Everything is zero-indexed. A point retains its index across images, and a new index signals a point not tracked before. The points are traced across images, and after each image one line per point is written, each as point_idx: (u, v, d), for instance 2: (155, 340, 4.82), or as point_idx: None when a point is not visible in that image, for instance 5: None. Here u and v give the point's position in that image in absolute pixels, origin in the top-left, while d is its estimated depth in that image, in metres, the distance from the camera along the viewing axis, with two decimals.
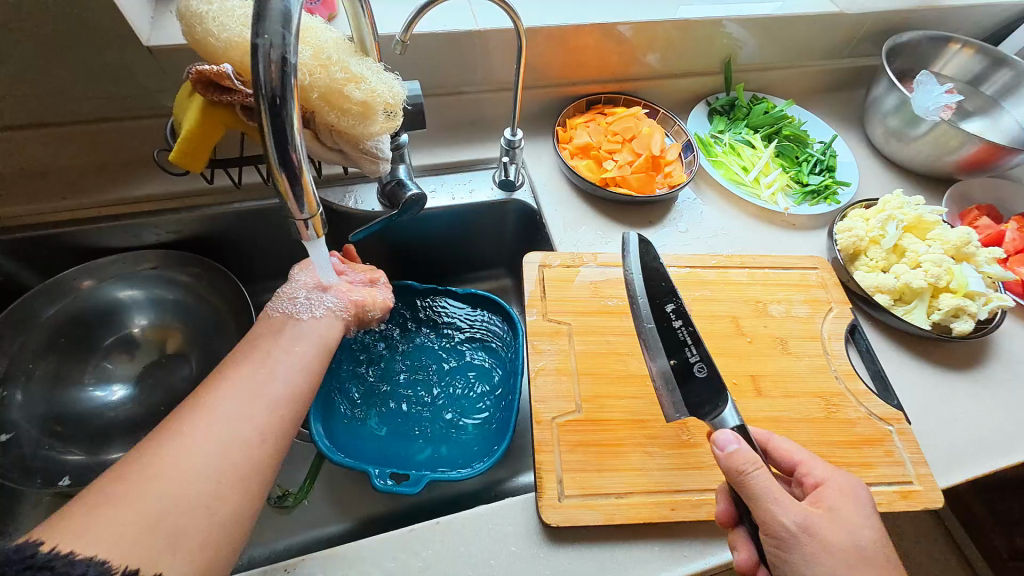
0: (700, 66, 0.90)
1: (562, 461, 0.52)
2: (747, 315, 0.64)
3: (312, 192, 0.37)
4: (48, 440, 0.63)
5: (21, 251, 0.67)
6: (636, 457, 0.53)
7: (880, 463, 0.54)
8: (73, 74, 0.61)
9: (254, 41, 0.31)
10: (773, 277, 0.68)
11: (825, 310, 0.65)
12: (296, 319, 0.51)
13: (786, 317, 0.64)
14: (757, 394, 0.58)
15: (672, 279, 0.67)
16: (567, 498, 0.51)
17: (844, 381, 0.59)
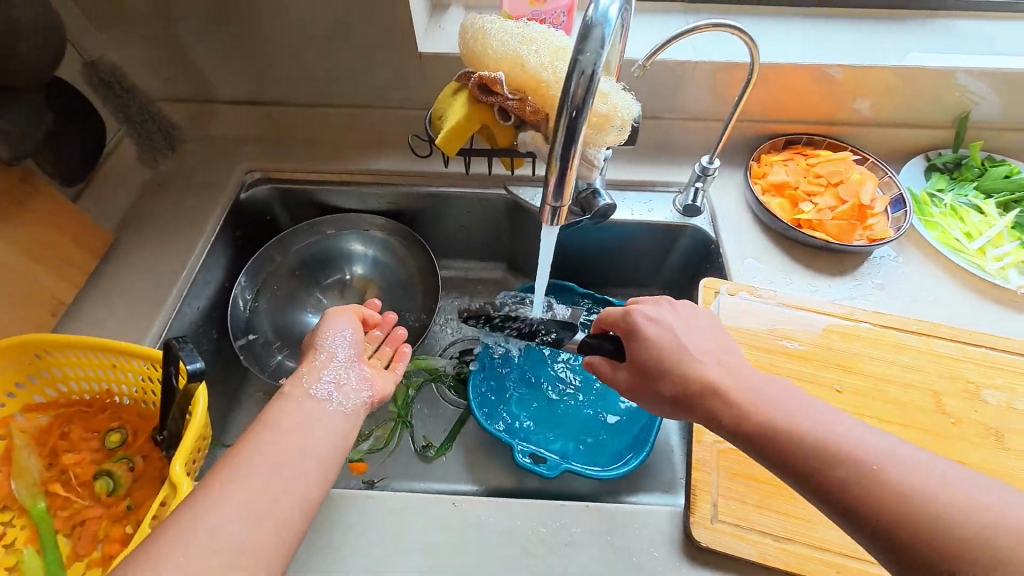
0: (924, 118, 0.83)
1: (719, 485, 0.52)
2: (953, 393, 0.58)
3: (570, 187, 0.44)
4: (277, 347, 0.80)
5: (288, 199, 0.85)
6: (803, 507, 0.51)
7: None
8: (363, 68, 0.77)
9: (574, 62, 0.38)
10: (995, 359, 0.60)
11: None
12: (328, 409, 0.50)
13: (1004, 407, 0.57)
14: None
15: (863, 336, 0.62)
16: (719, 522, 0.50)
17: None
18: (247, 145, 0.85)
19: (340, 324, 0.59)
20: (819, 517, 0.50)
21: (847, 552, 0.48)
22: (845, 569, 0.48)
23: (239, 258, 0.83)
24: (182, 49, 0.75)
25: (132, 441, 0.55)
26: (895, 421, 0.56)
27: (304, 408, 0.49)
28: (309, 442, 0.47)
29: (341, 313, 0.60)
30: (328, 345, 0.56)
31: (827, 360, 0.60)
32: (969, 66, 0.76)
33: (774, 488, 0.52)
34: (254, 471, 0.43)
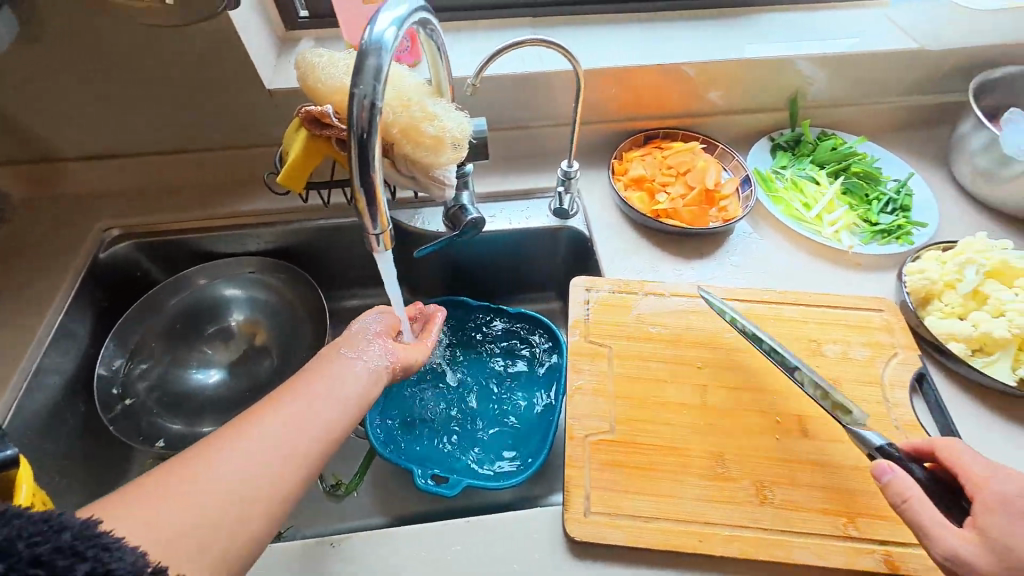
0: (763, 103, 0.90)
1: (591, 478, 0.53)
2: (798, 352, 0.63)
3: (385, 211, 0.44)
4: (158, 409, 0.76)
5: (155, 253, 0.81)
6: (668, 485, 0.53)
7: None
8: (213, 110, 0.75)
9: (352, 90, 0.39)
10: (833, 316, 0.66)
11: (889, 354, 0.62)
12: (358, 371, 0.54)
13: (841, 359, 0.62)
14: (804, 436, 0.56)
15: (719, 311, 0.66)
16: (593, 514, 0.52)
17: (903, 432, 0.57)
18: (102, 201, 0.80)
19: (378, 320, 0.60)
20: (684, 492, 0.53)
21: (711, 520, 0.51)
22: (709, 538, 0.50)
23: (105, 321, 0.78)
24: (6, 110, 0.71)
25: None
26: (749, 388, 0.60)
27: (323, 382, 0.51)
28: (325, 409, 0.49)
29: (373, 309, 0.62)
30: (364, 321, 0.59)
31: (688, 339, 0.64)
32: (788, 53, 0.84)
33: (643, 470, 0.54)
34: (248, 450, 0.44)
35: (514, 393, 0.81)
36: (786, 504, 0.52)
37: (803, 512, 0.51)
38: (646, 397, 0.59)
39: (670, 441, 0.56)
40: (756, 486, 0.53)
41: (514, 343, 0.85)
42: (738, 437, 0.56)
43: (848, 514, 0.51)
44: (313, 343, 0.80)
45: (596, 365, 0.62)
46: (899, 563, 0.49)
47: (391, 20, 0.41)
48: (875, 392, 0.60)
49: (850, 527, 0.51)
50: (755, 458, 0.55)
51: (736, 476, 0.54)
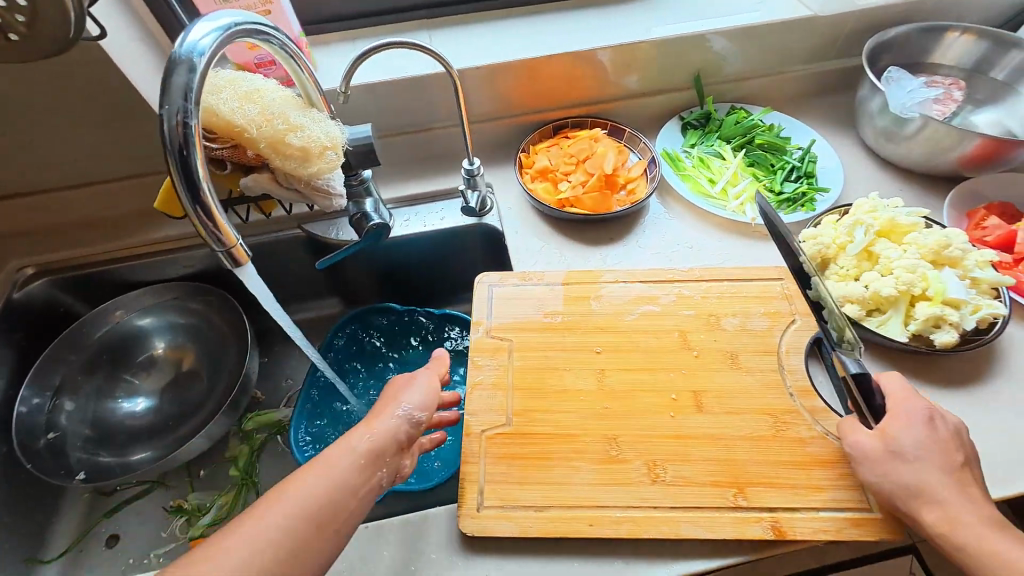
0: (671, 83, 0.90)
1: (486, 472, 0.54)
2: (696, 328, 0.63)
3: (226, 225, 0.44)
4: (85, 444, 0.76)
5: (75, 289, 0.82)
6: (560, 472, 0.53)
7: (830, 487, 0.52)
8: (109, 141, 0.75)
9: (162, 109, 0.39)
10: (735, 291, 0.66)
11: (785, 323, 0.63)
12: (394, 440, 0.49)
13: (739, 331, 0.63)
14: (697, 410, 0.57)
15: (620, 294, 0.67)
16: (486, 509, 0.52)
17: (799, 398, 0.57)
18: (13, 242, 0.80)
19: (423, 392, 0.54)
20: (577, 478, 0.53)
21: (600, 504, 0.51)
22: (599, 521, 0.50)
23: (24, 363, 0.78)
24: None
25: None
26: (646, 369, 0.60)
27: (352, 474, 0.45)
28: (329, 491, 0.43)
29: (423, 373, 0.56)
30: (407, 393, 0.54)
31: (588, 325, 0.64)
32: (685, 31, 0.84)
33: (537, 460, 0.54)
34: (249, 539, 0.39)
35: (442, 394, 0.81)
36: (676, 480, 0.52)
37: (693, 488, 0.52)
38: (543, 387, 0.59)
39: (565, 428, 0.56)
40: (648, 466, 0.53)
41: (442, 344, 0.85)
42: (635, 419, 0.56)
43: (738, 484, 0.52)
44: (238, 363, 0.80)
45: (496, 360, 0.62)
46: (785, 528, 0.50)
47: (205, 33, 0.41)
48: (772, 361, 0.60)
49: (739, 497, 0.51)
50: (651, 438, 0.55)
51: (627, 458, 0.54)
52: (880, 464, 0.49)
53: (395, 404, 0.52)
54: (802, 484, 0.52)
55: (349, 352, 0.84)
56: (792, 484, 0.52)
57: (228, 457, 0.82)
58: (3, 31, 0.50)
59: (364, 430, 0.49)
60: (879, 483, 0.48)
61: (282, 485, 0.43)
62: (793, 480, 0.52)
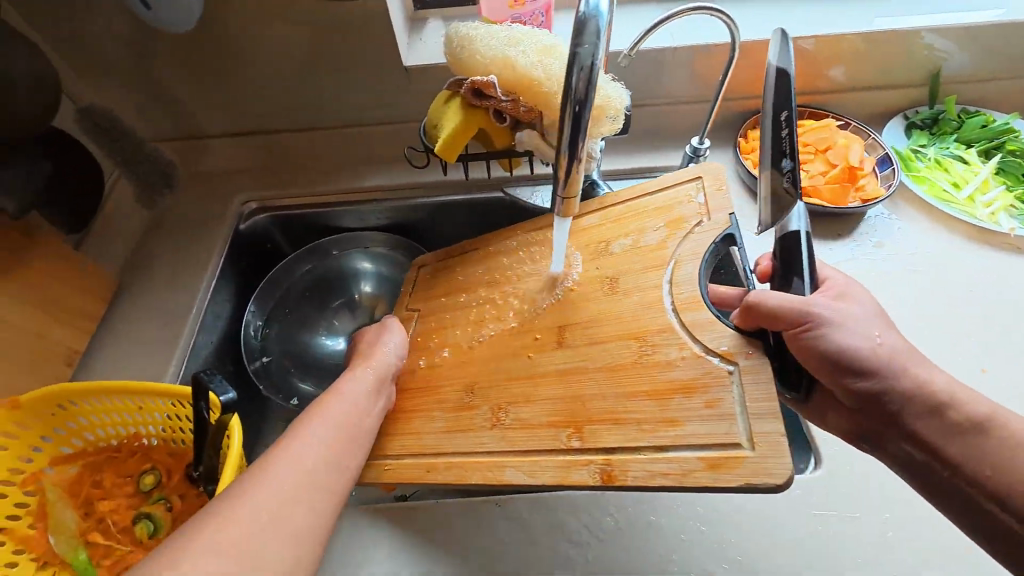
0: (902, 79, 0.85)
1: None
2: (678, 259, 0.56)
3: (579, 177, 0.44)
4: (292, 371, 0.80)
5: (289, 227, 0.86)
6: (421, 420, 0.54)
7: (688, 420, 0.46)
8: (352, 87, 0.77)
9: (572, 54, 0.39)
10: (639, 207, 0.60)
11: (686, 228, 0.56)
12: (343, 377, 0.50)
13: (632, 249, 0.57)
14: (558, 345, 0.54)
15: (623, 213, 0.61)
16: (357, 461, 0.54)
17: (679, 313, 0.51)
18: (240, 175, 0.84)
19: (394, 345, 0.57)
20: (429, 427, 0.53)
21: (444, 450, 0.52)
22: (442, 469, 0.51)
23: (245, 288, 0.82)
24: (167, 88, 0.75)
25: (166, 481, 0.54)
26: (454, 305, 0.63)
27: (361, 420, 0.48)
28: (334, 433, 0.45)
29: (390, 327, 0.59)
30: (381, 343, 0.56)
31: (630, 269, 0.56)
32: (937, 24, 0.78)
33: (570, 402, 0.50)
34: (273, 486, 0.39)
35: None
36: (504, 412, 0.51)
37: (530, 430, 0.50)
38: None
39: (435, 378, 0.57)
40: (493, 410, 0.52)
41: None
42: (501, 361, 0.55)
43: (575, 424, 0.49)
44: None
45: None
46: (615, 473, 0.46)
47: None
48: (659, 275, 0.54)
49: (572, 439, 0.48)
50: (500, 379, 0.54)
51: (475, 405, 0.53)
52: (853, 329, 0.45)
53: (376, 346, 0.56)
54: (653, 417, 0.47)
55: None
56: (644, 419, 0.47)
57: None
58: None
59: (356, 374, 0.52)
60: (849, 348, 0.45)
61: (306, 417, 0.45)
62: (643, 416, 0.47)
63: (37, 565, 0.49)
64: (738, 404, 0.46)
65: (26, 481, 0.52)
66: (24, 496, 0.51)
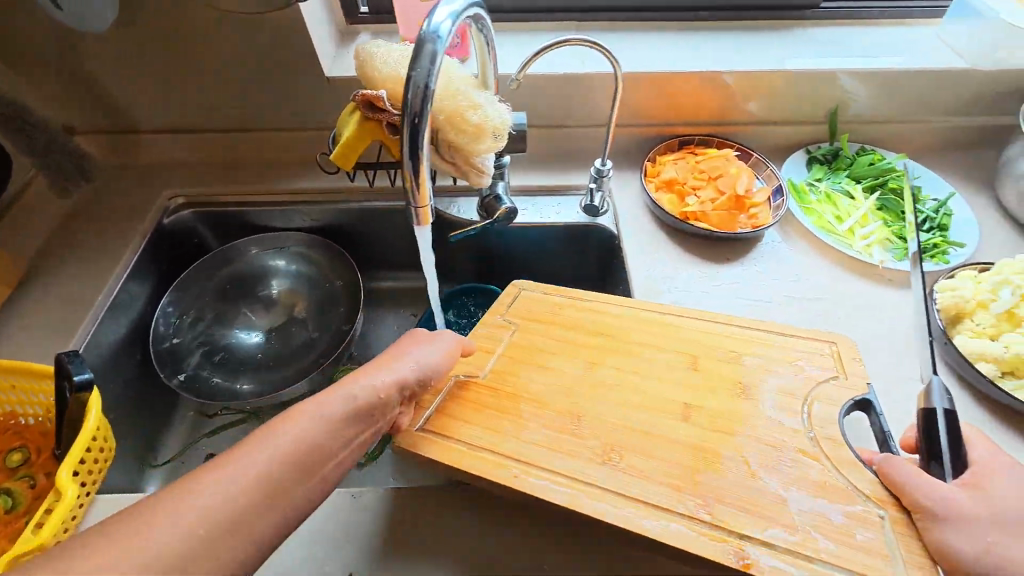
0: (804, 116, 0.90)
1: (440, 404, 0.56)
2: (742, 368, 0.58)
3: (426, 187, 0.48)
4: (203, 363, 0.82)
5: (213, 221, 0.88)
6: (508, 427, 0.54)
7: (861, 530, 0.46)
8: (277, 93, 0.80)
9: (409, 73, 0.42)
10: (747, 334, 0.61)
11: (827, 374, 0.57)
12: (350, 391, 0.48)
13: (760, 370, 0.58)
14: (683, 419, 0.54)
15: (743, 330, 0.61)
16: (420, 428, 0.54)
17: (817, 442, 0.51)
18: (172, 172, 0.87)
19: (441, 351, 0.55)
20: (525, 434, 0.53)
21: (580, 477, 0.50)
22: (526, 478, 0.50)
23: (164, 280, 0.85)
24: (96, 84, 0.78)
25: (35, 459, 0.56)
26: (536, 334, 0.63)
27: (346, 420, 0.44)
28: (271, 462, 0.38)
29: (443, 332, 0.58)
30: (428, 342, 0.56)
31: (759, 383, 0.57)
32: (832, 67, 0.84)
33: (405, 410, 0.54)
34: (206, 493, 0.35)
35: None
36: (603, 458, 0.51)
37: (646, 481, 0.49)
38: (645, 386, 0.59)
39: (538, 393, 0.56)
40: (604, 445, 0.52)
41: None
42: (580, 395, 0.56)
43: (687, 489, 0.49)
44: (347, 312, 0.86)
45: None
46: (749, 561, 0.45)
47: (448, 13, 0.45)
48: (796, 407, 0.54)
49: (699, 508, 0.47)
50: (612, 422, 0.54)
51: (586, 434, 0.53)
52: (985, 527, 0.43)
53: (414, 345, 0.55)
54: (739, 500, 0.48)
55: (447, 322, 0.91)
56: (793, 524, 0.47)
57: None
58: None
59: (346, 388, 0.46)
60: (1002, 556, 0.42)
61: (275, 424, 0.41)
62: (733, 498, 0.48)
63: None
64: (891, 547, 0.45)
65: None
66: None
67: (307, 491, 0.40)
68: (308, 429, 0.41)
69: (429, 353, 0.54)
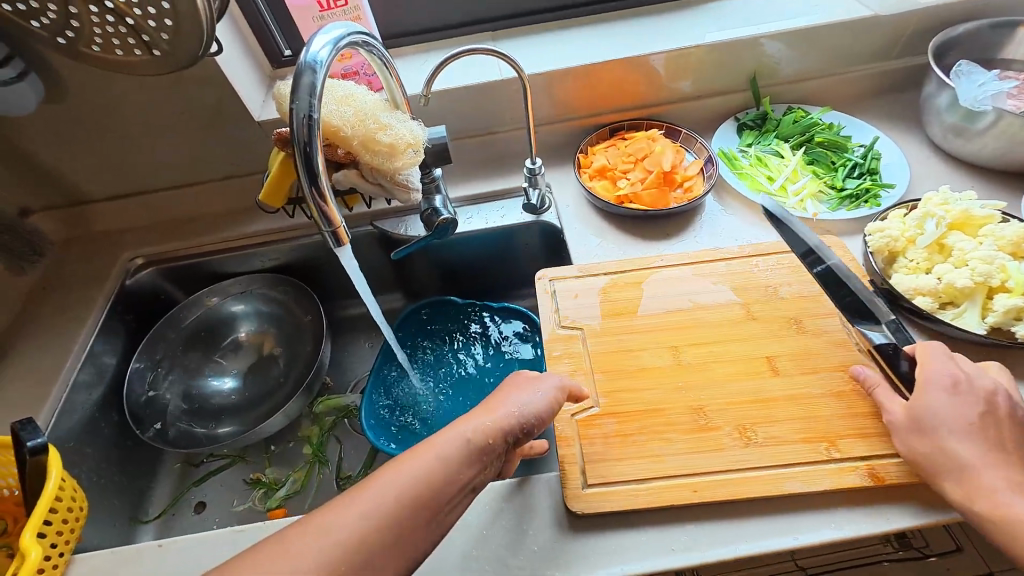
0: (727, 86, 0.92)
1: (583, 452, 0.55)
2: (814, 301, 0.65)
3: (334, 209, 0.50)
4: (180, 414, 0.84)
5: (174, 275, 0.91)
6: (656, 444, 0.55)
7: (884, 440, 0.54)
8: (214, 145, 0.84)
9: (292, 106, 0.45)
10: (789, 263, 0.70)
11: (841, 288, 0.66)
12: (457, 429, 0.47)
13: (800, 299, 0.66)
14: (773, 374, 0.59)
15: (761, 270, 0.70)
16: (588, 488, 0.53)
17: (864, 353, 0.60)
18: (128, 236, 0.90)
19: (544, 396, 0.52)
20: (669, 450, 0.54)
21: (700, 470, 0.53)
22: (702, 488, 0.52)
23: (133, 341, 0.87)
24: (44, 164, 0.81)
25: (12, 528, 0.58)
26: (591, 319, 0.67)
27: (460, 466, 0.44)
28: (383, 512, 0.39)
29: (546, 374, 0.55)
30: (541, 382, 0.53)
31: (811, 312, 0.64)
32: (742, 35, 0.86)
33: None
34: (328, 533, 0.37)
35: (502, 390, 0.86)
36: (747, 433, 0.55)
37: (785, 445, 0.54)
38: (623, 367, 0.62)
39: (650, 404, 0.58)
40: (739, 429, 0.55)
41: (501, 336, 0.91)
42: (642, 387, 0.60)
43: (828, 439, 0.54)
44: (312, 349, 0.87)
45: (568, 348, 0.65)
46: (881, 474, 0.52)
47: (325, 43, 0.47)
48: (836, 323, 0.63)
49: (831, 450, 0.53)
50: (646, 402, 0.58)
51: (717, 425, 0.56)
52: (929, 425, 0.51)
53: (532, 387, 0.53)
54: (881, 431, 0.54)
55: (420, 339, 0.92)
56: (873, 434, 0.54)
57: (300, 437, 0.90)
58: (150, 46, 0.59)
59: (460, 428, 0.46)
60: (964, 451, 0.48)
61: (384, 472, 0.42)
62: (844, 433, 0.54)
63: None
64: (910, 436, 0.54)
65: None
66: None
67: (426, 534, 0.41)
68: (423, 475, 0.42)
69: (549, 395, 0.52)
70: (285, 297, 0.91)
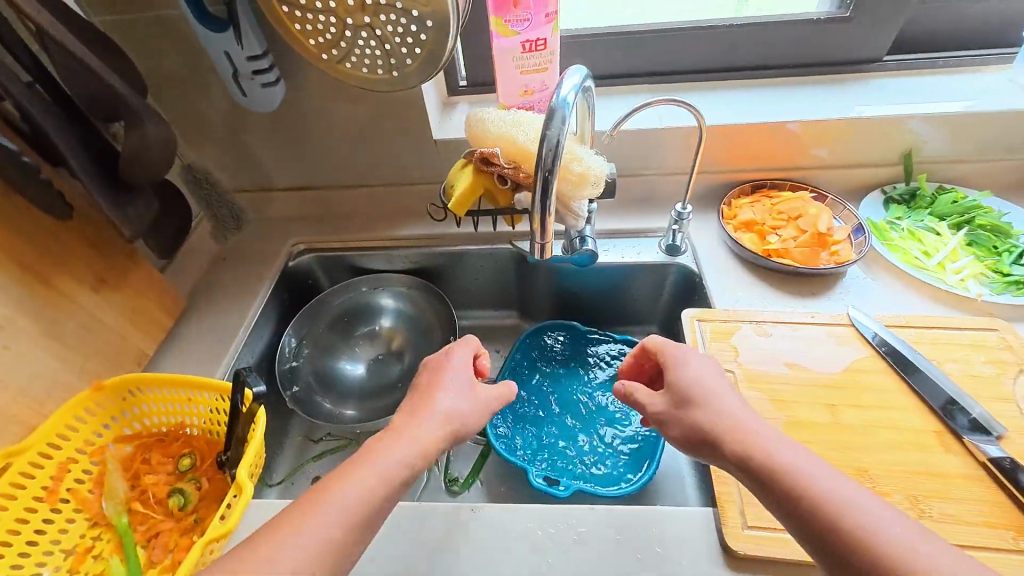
0: (878, 159, 0.91)
1: (741, 492, 0.57)
2: (982, 383, 0.64)
3: (550, 228, 0.57)
4: (315, 389, 0.91)
5: (328, 264, 0.99)
6: None
7: None
8: (391, 156, 0.94)
9: (544, 132, 0.51)
10: (947, 339, 0.69)
11: (1014, 371, 0.64)
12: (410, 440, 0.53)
13: (967, 376, 0.65)
14: (945, 450, 0.58)
15: (915, 341, 0.69)
16: (751, 529, 0.54)
17: None
18: (296, 224, 1.01)
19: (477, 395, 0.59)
20: None
21: None
22: None
23: (285, 317, 0.96)
24: (249, 152, 0.94)
25: (199, 464, 0.65)
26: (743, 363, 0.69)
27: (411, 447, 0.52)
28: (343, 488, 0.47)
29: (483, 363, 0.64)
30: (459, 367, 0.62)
31: (986, 393, 0.63)
32: (909, 112, 0.85)
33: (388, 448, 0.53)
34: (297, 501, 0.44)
35: (623, 420, 0.85)
36: (915, 505, 0.54)
37: (964, 526, 0.52)
38: (780, 417, 0.63)
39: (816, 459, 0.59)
40: (909, 499, 0.55)
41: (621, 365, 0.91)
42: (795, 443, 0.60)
43: (1014, 526, 0.52)
44: None
45: None
46: None
47: (573, 84, 0.54)
48: (1008, 407, 0.61)
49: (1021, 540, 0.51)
50: None
51: (885, 491, 0.56)
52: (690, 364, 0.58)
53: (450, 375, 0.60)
54: None
55: (532, 359, 0.93)
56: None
57: None
58: (392, 68, 0.69)
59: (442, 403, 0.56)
60: None
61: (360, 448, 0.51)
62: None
63: (89, 525, 0.60)
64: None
65: (93, 452, 0.64)
66: (91, 465, 0.63)
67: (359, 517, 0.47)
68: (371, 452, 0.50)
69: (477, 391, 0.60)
70: (423, 297, 0.98)
